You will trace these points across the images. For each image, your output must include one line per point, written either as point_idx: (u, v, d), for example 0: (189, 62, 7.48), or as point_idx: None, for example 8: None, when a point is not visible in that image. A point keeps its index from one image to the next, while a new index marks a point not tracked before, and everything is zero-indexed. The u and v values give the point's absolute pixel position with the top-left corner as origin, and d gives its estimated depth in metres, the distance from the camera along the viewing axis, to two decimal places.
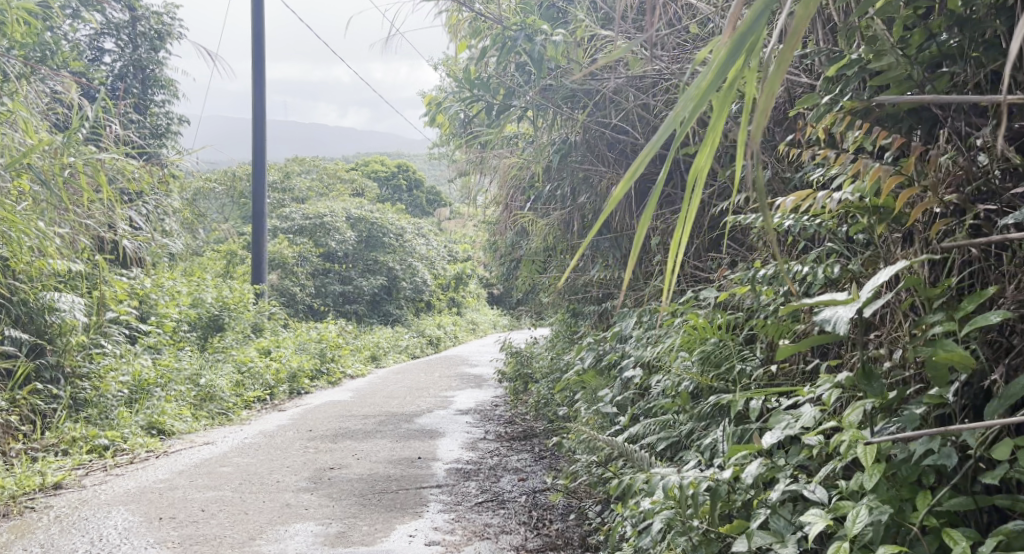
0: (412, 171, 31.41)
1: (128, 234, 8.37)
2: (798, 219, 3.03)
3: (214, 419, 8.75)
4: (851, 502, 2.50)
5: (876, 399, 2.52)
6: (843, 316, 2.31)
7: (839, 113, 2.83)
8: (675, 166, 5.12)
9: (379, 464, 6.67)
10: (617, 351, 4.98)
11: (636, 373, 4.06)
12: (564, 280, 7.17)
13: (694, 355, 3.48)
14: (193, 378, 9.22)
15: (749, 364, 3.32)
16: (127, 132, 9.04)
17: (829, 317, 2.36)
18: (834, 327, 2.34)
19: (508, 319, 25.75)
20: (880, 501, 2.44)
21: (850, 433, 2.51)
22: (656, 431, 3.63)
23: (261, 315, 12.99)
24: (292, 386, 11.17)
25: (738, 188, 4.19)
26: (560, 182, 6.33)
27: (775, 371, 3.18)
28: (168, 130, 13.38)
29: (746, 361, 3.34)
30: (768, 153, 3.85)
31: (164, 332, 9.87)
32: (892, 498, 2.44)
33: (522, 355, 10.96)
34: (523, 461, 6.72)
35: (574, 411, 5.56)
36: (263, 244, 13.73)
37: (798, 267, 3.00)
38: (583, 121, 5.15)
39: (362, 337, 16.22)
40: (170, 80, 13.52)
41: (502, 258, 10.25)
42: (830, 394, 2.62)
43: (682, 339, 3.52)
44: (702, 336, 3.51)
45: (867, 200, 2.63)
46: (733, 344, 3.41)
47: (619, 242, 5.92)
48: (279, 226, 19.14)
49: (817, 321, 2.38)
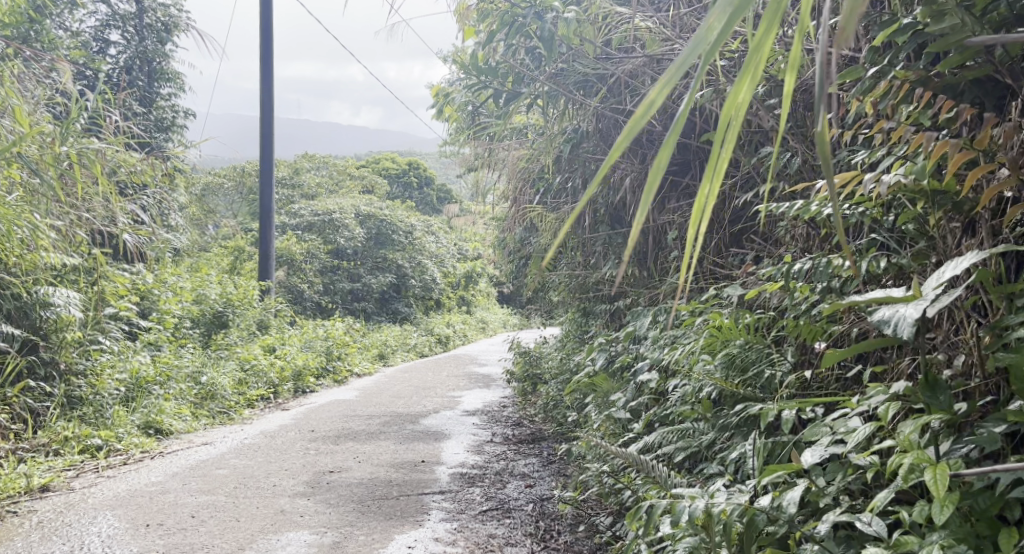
0: (423, 169, 31.17)
1: (127, 226, 8.13)
2: (839, 207, 2.78)
3: (215, 418, 8.51)
4: (917, 538, 2.27)
5: (944, 414, 2.29)
6: (908, 317, 2.09)
7: (894, 82, 2.62)
8: (694, 155, 4.86)
9: (380, 468, 6.42)
10: (631, 352, 4.71)
11: (652, 377, 3.80)
12: (575, 277, 6.91)
13: (717, 359, 3.20)
14: (194, 376, 8.99)
15: (778, 368, 3.06)
16: (127, 123, 8.80)
17: (888, 317, 2.14)
18: (894, 330, 2.11)
19: (518, 318, 25.50)
20: (954, 539, 2.21)
21: (914, 454, 2.28)
22: (674, 440, 3.36)
23: (266, 313, 12.76)
24: (296, 384, 10.93)
25: (763, 177, 3.94)
26: (571, 174, 6.06)
27: (811, 377, 2.93)
28: (174, 123, 13.15)
29: (776, 365, 3.08)
30: (796, 140, 3.61)
31: (165, 329, 9.62)
32: (967, 536, 2.21)
33: (532, 354, 10.70)
34: (531, 466, 6.47)
35: (585, 415, 5.29)
36: (270, 240, 13.50)
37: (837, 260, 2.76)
38: (596, 107, 4.88)
39: (370, 335, 15.99)
40: (177, 73, 13.14)
41: (512, 255, 9.99)
42: (885, 408, 2.38)
43: (705, 341, 3.25)
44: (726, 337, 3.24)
45: (922, 183, 2.40)
46: (761, 346, 3.13)
47: (632, 238, 5.65)
48: (286, 223, 18.89)
49: (873, 323, 2.16)
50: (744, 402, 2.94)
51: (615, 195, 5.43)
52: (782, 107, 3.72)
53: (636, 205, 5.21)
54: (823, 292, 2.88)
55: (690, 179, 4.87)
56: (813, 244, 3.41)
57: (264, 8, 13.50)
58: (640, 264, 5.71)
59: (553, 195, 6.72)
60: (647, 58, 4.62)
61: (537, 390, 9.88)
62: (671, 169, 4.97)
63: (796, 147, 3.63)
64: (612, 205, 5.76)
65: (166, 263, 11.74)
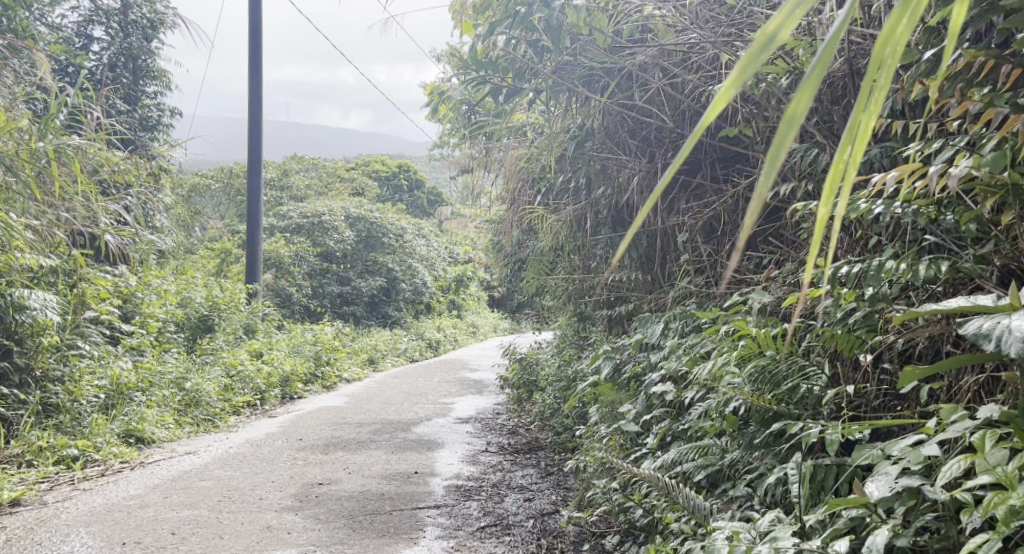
0: (413, 172, 30.87)
1: (109, 227, 7.83)
2: (889, 207, 2.58)
3: (199, 426, 8.22)
4: None
5: None
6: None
7: (971, 62, 2.53)
8: (705, 155, 4.62)
9: (371, 480, 6.14)
10: (641, 362, 4.47)
11: (667, 389, 3.57)
12: (574, 281, 6.66)
13: (743, 371, 2.94)
14: (178, 381, 8.69)
15: (815, 383, 2.82)
16: (109, 120, 8.50)
17: (996, 334, 1.97)
18: (996, 346, 1.96)
19: (509, 323, 25.23)
20: None
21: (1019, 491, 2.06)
22: (693, 458, 3.17)
23: (254, 317, 12.45)
24: (284, 391, 10.64)
25: (786, 176, 3.72)
26: (573, 174, 5.80)
27: (856, 393, 2.74)
28: (160, 123, 12.85)
29: (810, 380, 2.83)
30: (825, 135, 3.39)
31: (148, 333, 9.29)
32: None
33: (527, 360, 10.44)
34: (529, 477, 6.22)
35: (588, 426, 5.05)
36: (259, 242, 13.19)
37: (887, 265, 2.55)
38: (603, 102, 4.64)
39: (360, 340, 15.68)
40: (163, 71, 12.87)
41: (506, 258, 9.73)
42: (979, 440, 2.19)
43: (730, 352, 3.03)
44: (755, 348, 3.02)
45: (1000, 175, 2.31)
46: (794, 358, 2.93)
47: (636, 241, 5.41)
48: (274, 225, 18.55)
49: (969, 337, 2.02)
50: (781, 421, 2.70)
51: (621, 195, 5.18)
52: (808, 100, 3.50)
53: (643, 206, 4.97)
54: (871, 300, 2.67)
55: (701, 180, 4.64)
56: (848, 249, 3.18)
57: (252, 6, 13.19)
58: (645, 269, 5.47)
59: (553, 196, 6.47)
60: (658, 49, 4.37)
61: (532, 398, 9.62)
62: (681, 168, 4.73)
63: (822, 143, 3.39)
64: (616, 206, 5.52)
65: (150, 265, 11.41)
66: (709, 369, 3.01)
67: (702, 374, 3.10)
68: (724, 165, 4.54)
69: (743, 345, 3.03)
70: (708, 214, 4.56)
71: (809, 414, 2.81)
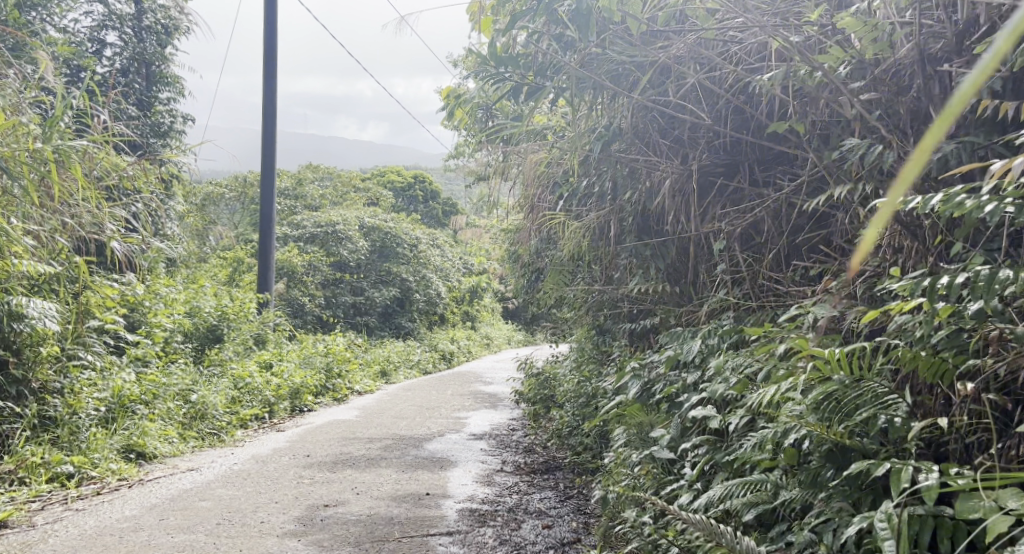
0: (428, 182, 30.64)
1: (115, 233, 7.50)
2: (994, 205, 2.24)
3: (204, 440, 7.90)
4: None
5: None
6: None
7: None
8: (743, 156, 4.30)
9: (380, 502, 5.83)
10: (673, 381, 4.15)
11: (710, 414, 3.24)
12: (596, 293, 6.34)
13: (809, 398, 2.57)
14: (183, 393, 8.34)
15: (896, 414, 2.46)
16: (116, 123, 8.21)
17: None
18: None
19: (523, 335, 24.92)
20: None
21: None
22: (743, 496, 2.83)
23: (265, 327, 12.17)
24: (293, 403, 10.33)
25: (842, 176, 3.39)
26: (598, 178, 5.48)
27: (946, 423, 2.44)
28: (173, 129, 12.26)
29: (890, 409, 2.47)
30: (895, 129, 3.06)
31: (154, 343, 8.96)
32: None
33: (543, 374, 10.11)
34: (547, 502, 5.90)
35: (613, 449, 4.72)
36: (271, 251, 12.94)
37: (999, 273, 2.24)
38: (635, 97, 4.31)
39: (372, 351, 15.39)
40: (177, 77, 12.34)
41: (524, 268, 9.39)
42: None
43: (793, 376, 2.69)
44: (822, 372, 2.67)
45: None
46: (870, 385, 2.58)
47: (664, 250, 5.09)
48: (288, 234, 18.19)
49: None
50: (860, 463, 2.34)
51: (651, 200, 4.86)
52: (868, 90, 3.17)
53: (675, 212, 4.65)
54: (975, 313, 2.34)
55: (738, 183, 4.32)
56: (927, 257, 2.89)
57: (267, 10, 12.94)
58: (673, 280, 5.15)
59: (576, 202, 6.15)
60: (695, 39, 4.04)
61: (548, 413, 9.29)
62: (717, 171, 4.41)
63: (886, 139, 3.07)
64: (642, 212, 5.20)
65: (160, 274, 11.10)
66: (768, 394, 2.64)
67: (758, 398, 2.74)
68: (763, 168, 4.21)
69: (808, 368, 2.67)
70: (748, 218, 4.24)
71: (885, 450, 2.48)
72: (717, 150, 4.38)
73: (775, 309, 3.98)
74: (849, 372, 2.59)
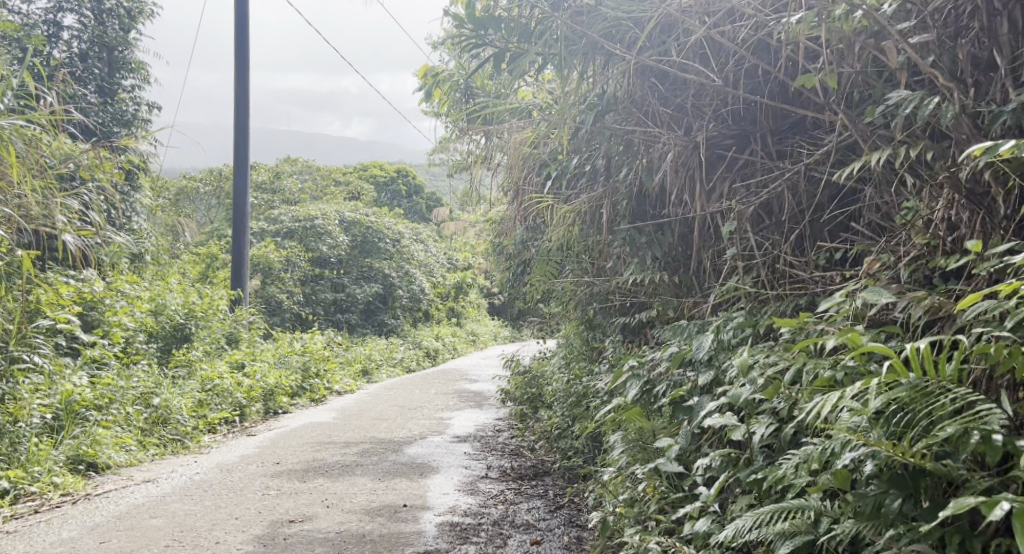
0: (412, 176, 30.08)
1: (67, 225, 6.84)
2: None
3: (166, 448, 7.31)
4: None
5: None
6: None
7: None
8: (756, 124, 3.80)
9: (351, 517, 5.28)
10: (677, 381, 3.67)
11: (728, 422, 2.75)
12: (587, 285, 5.85)
13: (874, 407, 2.08)
14: (144, 397, 7.72)
15: (992, 427, 1.96)
16: (66, 106, 7.52)
17: None
18: None
19: (509, 331, 24.40)
20: None
21: None
22: (775, 524, 2.34)
23: (238, 325, 11.60)
24: (266, 405, 9.76)
25: (881, 140, 2.91)
26: (590, 155, 4.95)
27: None
28: (139, 118, 11.07)
29: (983, 422, 1.98)
30: (951, 77, 2.58)
31: (114, 345, 8.35)
32: None
33: (530, 372, 9.60)
34: (535, 513, 5.41)
35: (609, 456, 4.23)
36: (245, 247, 12.36)
37: None
38: (633, 58, 3.83)
39: (353, 349, 14.83)
40: (142, 63, 11.20)
41: (509, 261, 8.85)
42: None
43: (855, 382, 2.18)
44: (891, 378, 2.16)
45: None
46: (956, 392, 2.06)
47: (663, 236, 4.61)
48: (264, 228, 17.40)
49: None
50: (961, 500, 1.83)
51: (650, 179, 4.36)
52: (915, 32, 2.70)
53: (678, 190, 4.15)
54: None
55: (749, 157, 3.82)
56: (997, 231, 2.49)
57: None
58: (672, 270, 4.67)
59: (565, 185, 5.62)
60: None
61: (536, 414, 8.77)
62: (726, 142, 3.90)
63: (940, 89, 2.59)
64: (639, 193, 4.71)
65: (124, 270, 10.46)
66: (823, 403, 2.15)
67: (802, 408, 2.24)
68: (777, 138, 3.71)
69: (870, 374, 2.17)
70: (759, 194, 3.75)
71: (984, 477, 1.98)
72: (724, 119, 3.89)
73: (797, 297, 3.50)
74: (923, 375, 2.10)
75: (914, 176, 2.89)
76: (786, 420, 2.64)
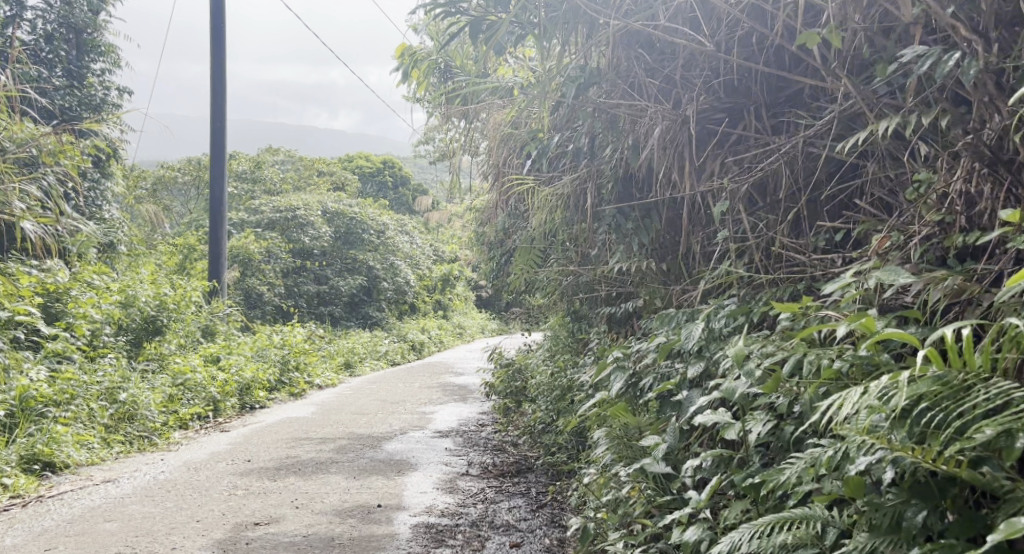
0: (398, 167, 29.68)
1: (24, 211, 6.48)
2: None
3: (132, 445, 6.97)
4: None
5: None
6: None
7: None
8: (749, 96, 3.52)
9: (320, 519, 4.97)
10: (664, 374, 3.40)
11: (720, 419, 2.48)
12: (571, 273, 5.56)
13: (897, 406, 1.82)
14: (109, 393, 7.36)
15: None
16: (23, 85, 7.13)
17: None
18: None
19: (497, 323, 24.10)
20: None
21: None
22: (775, 536, 2.07)
23: (213, 317, 11.24)
24: (242, 400, 9.43)
25: (893, 107, 2.65)
26: (574, 135, 4.66)
27: None
28: (108, 103, 10.66)
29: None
30: (972, 32, 2.32)
31: (78, 338, 7.99)
32: None
33: (515, 364, 9.32)
34: (516, 512, 5.12)
35: (593, 454, 3.94)
36: (222, 238, 12.00)
37: None
38: (620, 23, 3.56)
39: (336, 342, 14.47)
40: (112, 46, 10.80)
41: (492, 249, 8.55)
42: None
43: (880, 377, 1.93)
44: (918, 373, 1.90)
45: None
46: (993, 389, 1.80)
47: (651, 219, 4.33)
48: (244, 219, 16.98)
49: None
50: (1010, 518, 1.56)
51: (636, 157, 4.08)
52: None
53: (667, 169, 3.88)
54: None
55: (741, 131, 3.53)
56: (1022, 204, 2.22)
57: None
58: (660, 256, 4.40)
59: (548, 167, 5.32)
60: None
61: (520, 407, 8.49)
62: (717, 116, 3.62)
63: (960, 46, 2.33)
64: (625, 174, 4.43)
65: (92, 260, 10.09)
66: (836, 402, 1.89)
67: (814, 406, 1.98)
68: (772, 111, 3.44)
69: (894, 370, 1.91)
70: (753, 171, 3.47)
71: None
72: (715, 91, 3.61)
73: (794, 282, 3.23)
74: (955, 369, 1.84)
75: (927, 146, 2.63)
76: (786, 416, 2.39)
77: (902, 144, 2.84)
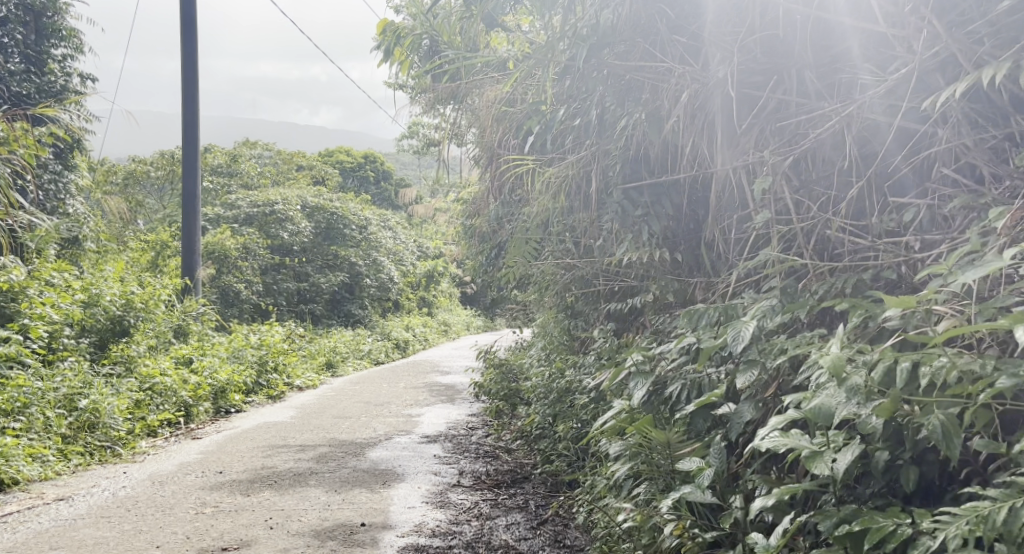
0: (379, 162, 28.97)
1: None
2: None
3: (93, 456, 6.38)
4: None
5: None
6: None
7: None
8: (791, 54, 3.02)
9: (298, 542, 4.41)
10: (698, 381, 2.89)
11: (793, 446, 2.03)
12: (572, 265, 5.06)
13: None
14: (68, 400, 6.77)
15: None
16: None
17: None
18: None
19: (482, 321, 23.54)
20: None
21: None
22: None
23: (187, 317, 10.65)
24: (215, 405, 8.84)
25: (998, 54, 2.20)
26: (581, 108, 4.16)
27: None
28: (71, 90, 10.06)
29: None
30: None
31: (34, 340, 7.39)
32: None
33: (506, 363, 8.80)
34: (515, 528, 4.60)
35: (610, 471, 3.43)
36: (194, 234, 11.38)
37: None
38: None
39: (317, 341, 13.85)
40: (74, 29, 10.19)
41: (482, 242, 8.02)
42: None
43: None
44: None
45: None
46: None
47: (667, 202, 3.84)
48: (220, 215, 16.31)
49: None
50: None
51: (655, 130, 3.59)
52: None
53: (692, 139, 3.37)
54: None
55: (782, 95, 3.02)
56: None
57: None
58: (674, 246, 3.92)
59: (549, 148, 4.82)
60: None
61: (513, 410, 7.98)
62: (754, 80, 3.12)
63: None
64: (638, 153, 3.93)
65: (52, 256, 9.46)
66: None
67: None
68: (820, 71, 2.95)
69: None
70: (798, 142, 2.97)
71: None
72: (751, 50, 3.11)
73: (853, 270, 2.74)
74: None
75: None
76: (877, 440, 2.02)
77: (993, 103, 2.40)
